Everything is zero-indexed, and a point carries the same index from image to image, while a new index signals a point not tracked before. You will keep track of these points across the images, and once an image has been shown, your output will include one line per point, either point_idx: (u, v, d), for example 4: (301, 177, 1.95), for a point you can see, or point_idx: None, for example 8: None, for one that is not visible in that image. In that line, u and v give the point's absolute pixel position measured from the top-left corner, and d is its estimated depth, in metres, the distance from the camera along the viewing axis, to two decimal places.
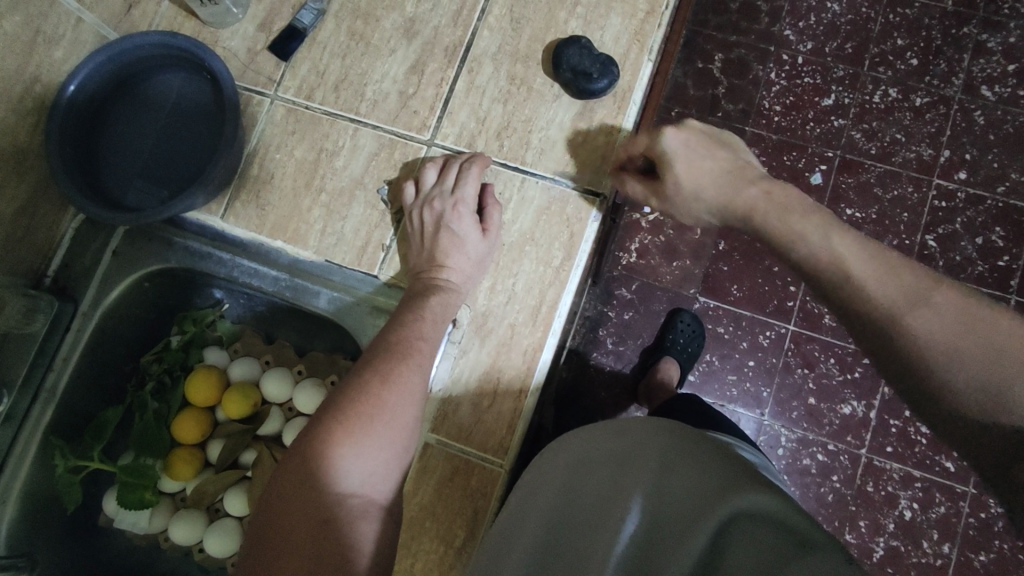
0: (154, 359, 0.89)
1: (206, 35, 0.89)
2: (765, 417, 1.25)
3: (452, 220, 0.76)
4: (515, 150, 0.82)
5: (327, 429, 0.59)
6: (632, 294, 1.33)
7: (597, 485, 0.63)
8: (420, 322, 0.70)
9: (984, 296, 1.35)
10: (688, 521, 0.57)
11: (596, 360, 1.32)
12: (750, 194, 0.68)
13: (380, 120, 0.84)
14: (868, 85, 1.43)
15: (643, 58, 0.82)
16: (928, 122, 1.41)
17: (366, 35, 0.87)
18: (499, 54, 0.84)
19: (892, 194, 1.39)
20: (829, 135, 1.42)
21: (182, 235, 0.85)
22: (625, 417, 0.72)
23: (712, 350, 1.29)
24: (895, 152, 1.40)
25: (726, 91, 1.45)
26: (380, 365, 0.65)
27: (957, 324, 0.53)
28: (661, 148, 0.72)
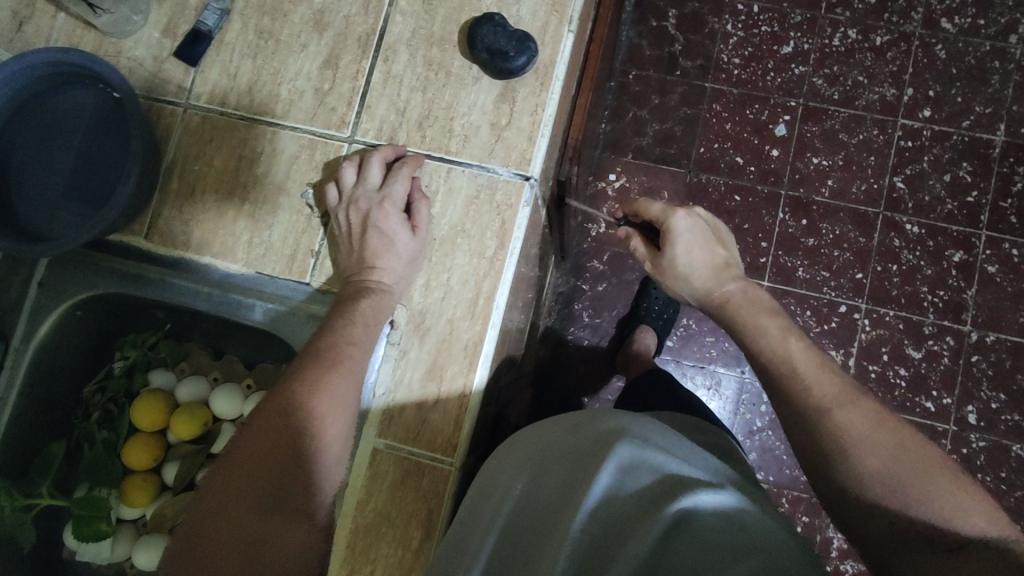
0: (97, 388, 0.87)
1: (108, 46, 0.84)
2: (744, 375, 1.33)
3: (379, 218, 0.73)
4: (438, 139, 0.79)
5: (266, 447, 0.58)
6: (602, 264, 1.43)
7: (555, 484, 0.65)
8: (350, 326, 0.68)
9: (955, 235, 1.46)
10: (633, 523, 0.60)
11: (573, 334, 1.42)
12: (728, 288, 0.75)
13: (299, 121, 0.81)
14: (826, 30, 1.53)
15: (563, 29, 0.79)
16: (889, 61, 1.51)
17: (274, 32, 0.83)
18: (413, 39, 0.81)
19: (857, 139, 1.50)
20: (790, 83, 1.53)
21: (107, 258, 0.82)
22: (580, 415, 0.74)
23: (688, 315, 1.38)
24: (858, 95, 1.51)
25: (682, 48, 1.56)
26: (311, 373, 0.63)
27: (878, 435, 0.59)
28: (671, 224, 0.78)
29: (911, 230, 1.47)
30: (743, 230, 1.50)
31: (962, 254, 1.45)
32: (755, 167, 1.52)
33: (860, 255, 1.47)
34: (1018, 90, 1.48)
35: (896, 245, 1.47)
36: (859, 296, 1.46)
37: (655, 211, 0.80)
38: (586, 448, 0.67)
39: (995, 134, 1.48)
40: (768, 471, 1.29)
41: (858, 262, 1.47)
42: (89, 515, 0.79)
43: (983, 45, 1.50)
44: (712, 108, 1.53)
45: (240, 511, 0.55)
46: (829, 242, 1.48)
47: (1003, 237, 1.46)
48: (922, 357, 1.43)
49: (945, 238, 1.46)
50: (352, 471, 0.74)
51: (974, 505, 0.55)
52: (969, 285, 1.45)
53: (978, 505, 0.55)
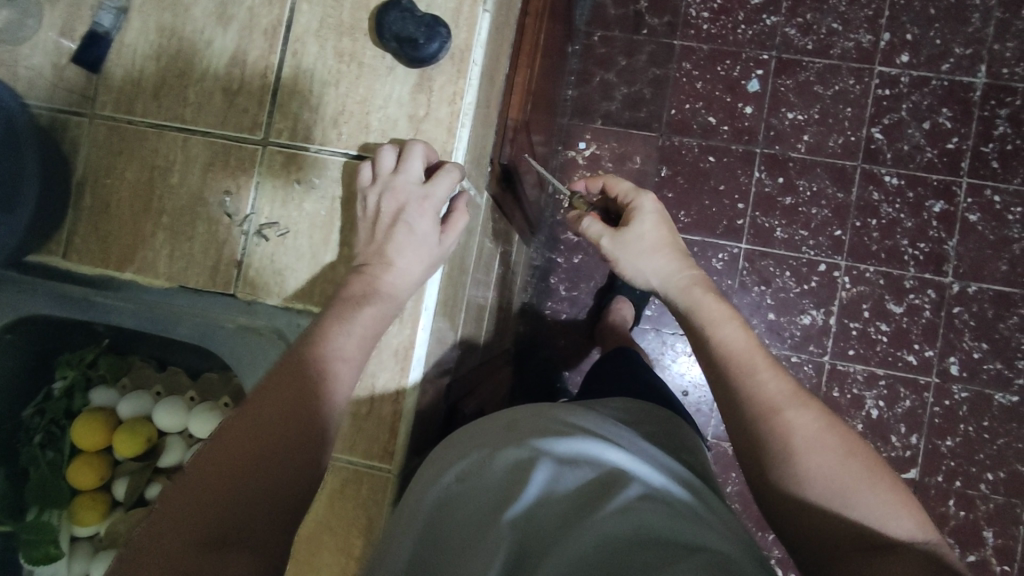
0: (36, 411, 0.86)
1: (6, 55, 0.80)
2: None
3: (412, 214, 0.69)
4: (355, 136, 0.75)
5: (242, 457, 0.54)
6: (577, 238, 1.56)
7: (486, 488, 0.61)
8: (345, 336, 0.63)
9: (935, 184, 1.44)
10: (572, 524, 0.57)
11: (551, 310, 1.54)
12: (689, 273, 0.77)
13: (209, 125, 0.77)
14: None
15: (477, 9, 0.74)
16: (864, 6, 1.48)
17: (178, 29, 0.78)
18: (322, 29, 0.76)
19: (833, 89, 1.47)
20: (762, 35, 1.49)
21: (28, 280, 0.79)
22: (516, 413, 0.72)
23: None
24: (833, 44, 1.48)
25: (648, 5, 1.52)
26: (294, 384, 0.59)
27: (824, 437, 0.59)
28: (641, 203, 0.81)
29: (891, 181, 1.44)
30: (719, 192, 1.47)
31: (943, 204, 1.43)
32: (728, 126, 1.48)
33: (838, 211, 1.45)
34: (999, 28, 1.44)
35: (874, 199, 1.44)
36: (838, 253, 1.44)
37: (624, 192, 0.84)
38: (525, 444, 0.65)
39: (975, 76, 1.44)
40: None
41: (837, 218, 1.45)
42: (37, 538, 0.79)
43: None
44: (681, 67, 1.50)
45: (229, 473, 0.53)
46: (807, 200, 1.46)
47: (985, 182, 1.43)
48: (903, 311, 1.42)
49: (924, 188, 1.44)
50: None
51: (902, 510, 0.55)
52: (950, 235, 1.42)
53: (907, 510, 0.55)
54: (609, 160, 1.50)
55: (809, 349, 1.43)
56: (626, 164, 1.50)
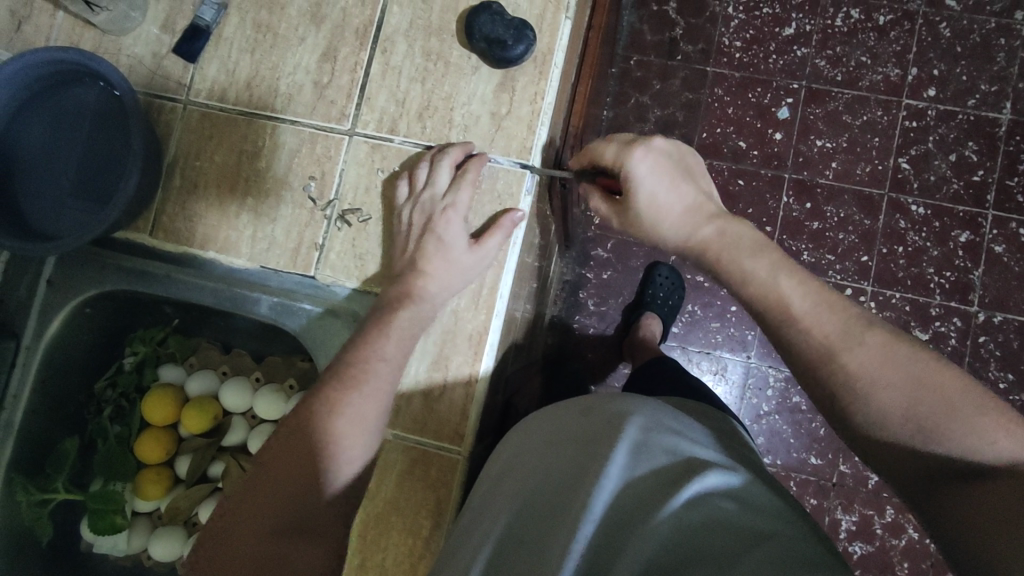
0: (108, 384, 0.89)
1: (108, 44, 0.85)
2: (749, 359, 1.44)
3: (440, 225, 0.72)
4: (438, 131, 0.78)
5: (281, 481, 0.61)
6: (607, 253, 1.54)
7: (567, 469, 0.64)
8: (382, 339, 0.68)
9: (961, 215, 1.47)
10: (653, 507, 0.59)
11: (579, 323, 1.52)
12: (706, 231, 0.69)
13: (298, 115, 0.81)
14: (829, 10, 1.55)
15: (561, 16, 0.78)
16: (892, 41, 1.52)
17: (272, 25, 0.83)
18: (411, 30, 0.80)
19: (861, 120, 1.51)
20: (793, 65, 1.55)
21: (114, 257, 0.83)
22: (586, 399, 0.74)
23: (693, 301, 1.49)
24: (861, 76, 1.53)
25: (684, 32, 1.58)
26: (327, 394, 0.63)
27: (888, 368, 0.57)
28: (626, 169, 0.68)
29: (917, 211, 1.48)
30: (748, 215, 1.51)
31: (970, 234, 1.46)
32: (758, 151, 1.53)
33: (865, 237, 1.48)
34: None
35: (901, 227, 1.48)
36: (865, 279, 1.47)
37: (609, 156, 0.71)
38: (596, 430, 0.67)
39: (1001, 112, 1.49)
40: (777, 454, 1.40)
41: (864, 244, 1.48)
42: (104, 508, 0.81)
43: (988, 22, 1.51)
44: (713, 92, 1.55)
45: (272, 495, 0.60)
46: (834, 225, 1.49)
47: (1010, 215, 1.46)
48: (929, 339, 1.44)
49: (950, 219, 1.47)
50: None
51: (996, 426, 0.53)
52: (976, 266, 1.45)
53: (1000, 426, 0.53)
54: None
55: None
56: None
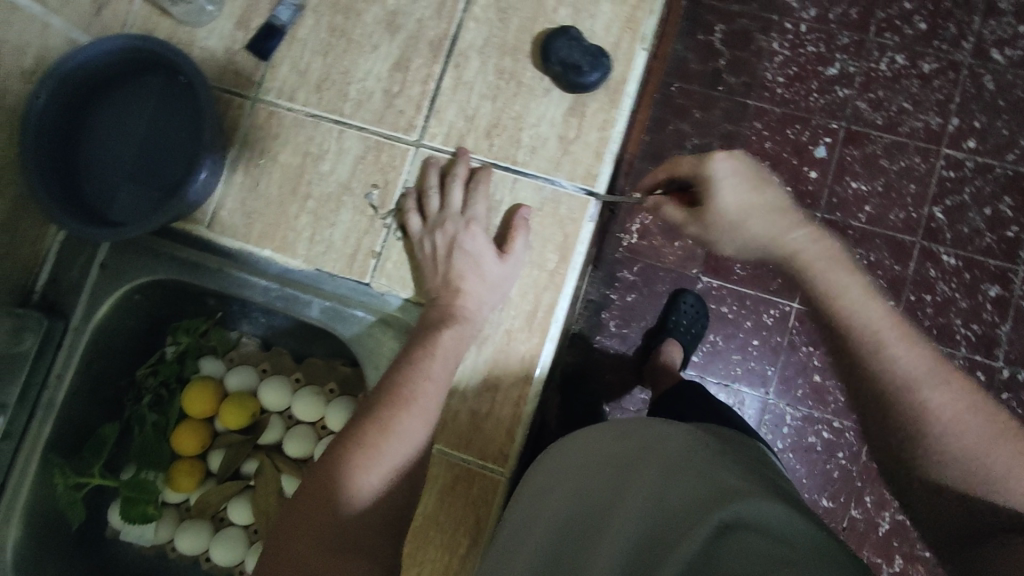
0: (150, 372, 0.89)
1: (183, 34, 0.85)
2: (769, 395, 1.27)
3: (465, 241, 0.73)
4: (505, 150, 0.79)
5: (336, 504, 0.58)
6: (635, 276, 1.32)
7: (603, 497, 0.63)
8: (430, 359, 0.68)
9: (992, 269, 1.30)
10: (682, 527, 0.55)
11: (600, 343, 1.31)
12: (797, 234, 0.66)
13: (366, 121, 0.81)
14: (873, 52, 1.34)
15: (636, 46, 0.79)
16: (936, 90, 1.33)
17: (346, 30, 0.83)
18: (486, 47, 0.81)
19: (899, 166, 1.32)
20: (833, 105, 1.35)
21: (169, 245, 0.83)
22: (633, 426, 0.72)
23: (716, 331, 1.30)
24: (902, 122, 1.33)
25: (728, 63, 1.36)
26: (379, 413, 0.64)
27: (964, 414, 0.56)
28: (707, 173, 0.67)
29: (948, 261, 1.30)
30: None
31: (999, 289, 1.29)
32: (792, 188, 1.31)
33: (894, 284, 1.31)
34: None
35: (931, 276, 1.30)
36: None
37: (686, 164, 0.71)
38: (633, 458, 0.65)
39: None
40: None
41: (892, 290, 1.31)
42: (136, 497, 0.81)
43: None
44: (753, 125, 1.35)
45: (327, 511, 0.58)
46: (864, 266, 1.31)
47: None
48: None
49: (980, 271, 1.30)
50: None
51: None
52: (1003, 321, 1.29)
53: None
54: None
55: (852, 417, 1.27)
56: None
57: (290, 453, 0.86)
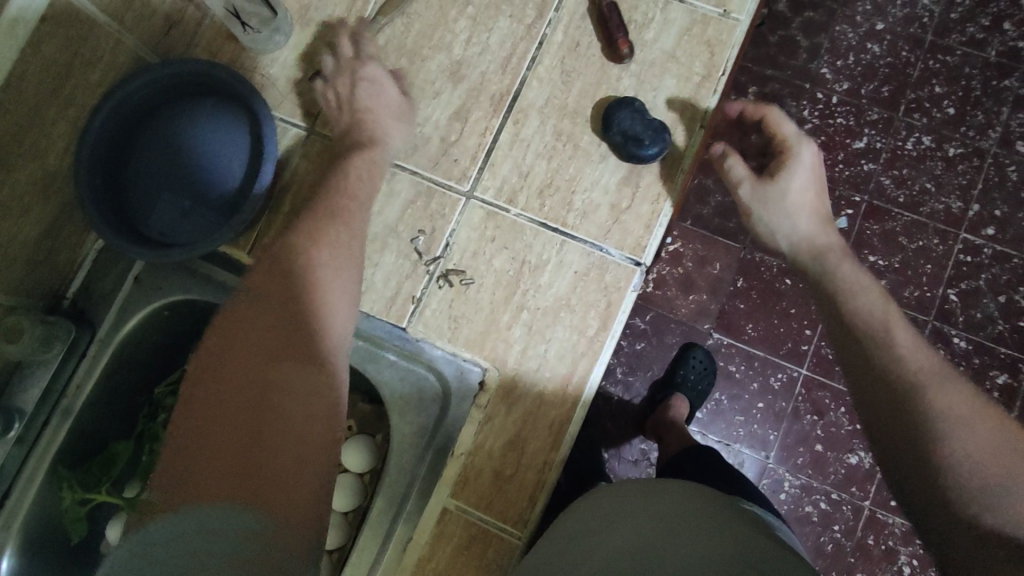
0: (169, 390, 0.88)
1: (247, 60, 0.86)
2: (769, 460, 1.22)
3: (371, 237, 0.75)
4: (556, 211, 0.79)
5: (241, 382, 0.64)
6: (646, 324, 1.27)
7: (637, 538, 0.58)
8: (313, 248, 0.71)
9: (1001, 356, 1.25)
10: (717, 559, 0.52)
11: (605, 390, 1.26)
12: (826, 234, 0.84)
13: (419, 166, 0.82)
14: (901, 131, 1.31)
15: (696, 125, 0.80)
16: (959, 174, 1.29)
17: (409, 74, 0.84)
18: (547, 107, 0.81)
19: (917, 245, 1.28)
20: (857, 178, 1.30)
21: (206, 266, 0.84)
22: (660, 488, 0.68)
23: (721, 389, 1.25)
24: (924, 202, 1.29)
25: None
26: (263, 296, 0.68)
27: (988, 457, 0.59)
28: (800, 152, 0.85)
29: (957, 344, 1.26)
30: (789, 315, 1.26)
31: (1007, 378, 1.24)
32: None
33: None
34: None
35: None
36: None
37: (786, 133, 0.86)
38: (670, 510, 0.62)
39: None
40: None
41: None
42: None
43: None
44: None
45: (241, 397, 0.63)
46: None
47: None
48: None
49: (989, 359, 1.25)
50: (416, 528, 0.74)
51: None
52: (1010, 410, 1.24)
53: None
54: (689, 263, 1.27)
55: (852, 490, 1.21)
56: (705, 272, 1.27)
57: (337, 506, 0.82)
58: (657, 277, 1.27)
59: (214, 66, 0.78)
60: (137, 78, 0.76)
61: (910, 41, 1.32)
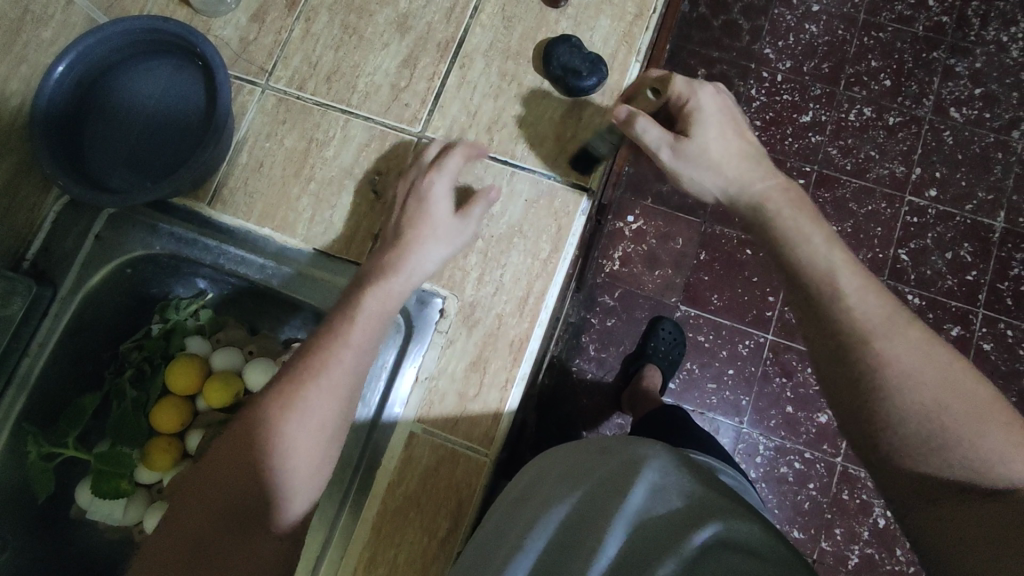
0: (134, 346, 0.89)
1: (198, 23, 0.89)
2: (744, 425, 1.22)
3: (423, 186, 0.76)
4: (504, 145, 0.83)
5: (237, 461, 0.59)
6: (614, 301, 1.28)
7: (580, 511, 0.58)
8: (353, 324, 0.66)
9: (952, 310, 1.23)
10: (666, 544, 0.53)
11: (577, 367, 1.25)
12: (765, 183, 0.69)
13: (372, 112, 0.85)
14: (844, 104, 1.31)
15: (631, 59, 0.85)
16: (900, 141, 1.29)
17: (359, 28, 0.88)
18: (490, 50, 0.86)
19: (866, 210, 1.27)
20: (807, 151, 1.30)
21: (168, 221, 0.84)
22: (614, 440, 0.66)
23: (692, 358, 1.25)
24: (869, 168, 1.29)
25: None
26: (297, 373, 0.63)
27: (940, 393, 0.54)
28: (699, 104, 0.71)
29: (912, 302, 1.23)
30: (751, 285, 1.26)
31: (961, 329, 1.22)
32: None
33: None
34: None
35: None
36: None
37: (678, 88, 0.72)
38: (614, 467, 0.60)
39: (995, 220, 1.26)
40: None
41: None
42: (110, 471, 0.79)
43: (987, 138, 1.29)
44: None
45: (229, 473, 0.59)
46: None
47: (1001, 317, 1.22)
48: None
49: (943, 312, 1.23)
50: (386, 453, 0.75)
51: (1009, 436, 0.52)
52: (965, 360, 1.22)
53: (1014, 437, 0.52)
54: (652, 240, 1.29)
55: (824, 448, 1.20)
56: (668, 248, 1.28)
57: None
58: (621, 255, 1.28)
59: (167, 20, 0.80)
60: (91, 36, 0.79)
61: (845, 21, 1.34)
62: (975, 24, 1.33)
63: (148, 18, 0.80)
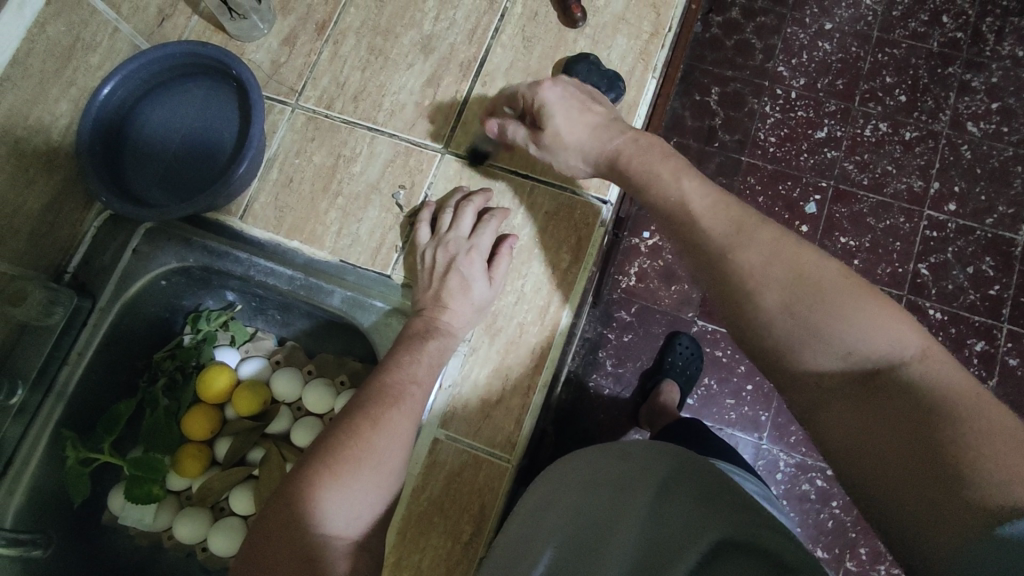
0: (167, 355, 0.92)
1: (233, 47, 0.94)
2: (763, 441, 1.21)
3: (464, 264, 0.76)
4: (525, 159, 0.86)
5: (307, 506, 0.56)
6: (631, 316, 1.28)
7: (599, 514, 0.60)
8: (416, 364, 0.70)
9: (976, 324, 1.22)
10: (680, 544, 0.54)
11: (594, 383, 1.26)
12: (615, 141, 0.71)
13: (397, 129, 0.88)
14: (859, 119, 1.32)
15: (647, 75, 0.87)
16: (917, 156, 1.30)
17: (385, 50, 0.91)
18: (511, 69, 0.89)
19: (885, 225, 1.27)
20: (823, 165, 1.31)
21: (202, 235, 0.87)
22: (629, 445, 0.67)
23: (710, 373, 1.25)
24: (886, 183, 1.29)
25: (723, 122, 1.33)
26: (370, 409, 0.63)
27: (797, 285, 0.55)
28: (541, 99, 0.73)
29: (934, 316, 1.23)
30: None
31: (985, 345, 1.21)
32: None
33: None
34: None
35: None
36: None
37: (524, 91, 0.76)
38: (631, 475, 0.63)
39: (1018, 234, 1.25)
40: None
41: None
42: (143, 476, 0.81)
43: (1006, 152, 1.29)
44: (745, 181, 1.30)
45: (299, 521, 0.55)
46: None
47: None
48: None
49: (966, 327, 1.22)
50: (411, 459, 0.76)
51: (870, 311, 0.52)
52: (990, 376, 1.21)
53: (877, 310, 0.52)
54: (668, 256, 1.30)
55: None
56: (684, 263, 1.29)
57: (297, 442, 0.86)
58: (638, 271, 1.29)
59: (204, 45, 0.84)
60: (133, 63, 0.83)
61: (858, 37, 1.36)
62: (990, 38, 1.34)
63: (187, 44, 0.84)
